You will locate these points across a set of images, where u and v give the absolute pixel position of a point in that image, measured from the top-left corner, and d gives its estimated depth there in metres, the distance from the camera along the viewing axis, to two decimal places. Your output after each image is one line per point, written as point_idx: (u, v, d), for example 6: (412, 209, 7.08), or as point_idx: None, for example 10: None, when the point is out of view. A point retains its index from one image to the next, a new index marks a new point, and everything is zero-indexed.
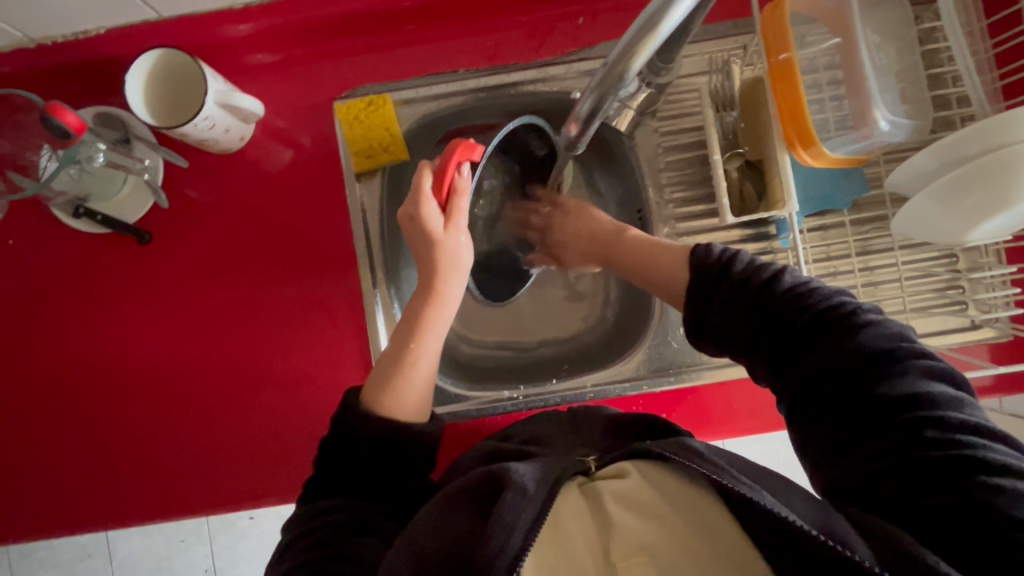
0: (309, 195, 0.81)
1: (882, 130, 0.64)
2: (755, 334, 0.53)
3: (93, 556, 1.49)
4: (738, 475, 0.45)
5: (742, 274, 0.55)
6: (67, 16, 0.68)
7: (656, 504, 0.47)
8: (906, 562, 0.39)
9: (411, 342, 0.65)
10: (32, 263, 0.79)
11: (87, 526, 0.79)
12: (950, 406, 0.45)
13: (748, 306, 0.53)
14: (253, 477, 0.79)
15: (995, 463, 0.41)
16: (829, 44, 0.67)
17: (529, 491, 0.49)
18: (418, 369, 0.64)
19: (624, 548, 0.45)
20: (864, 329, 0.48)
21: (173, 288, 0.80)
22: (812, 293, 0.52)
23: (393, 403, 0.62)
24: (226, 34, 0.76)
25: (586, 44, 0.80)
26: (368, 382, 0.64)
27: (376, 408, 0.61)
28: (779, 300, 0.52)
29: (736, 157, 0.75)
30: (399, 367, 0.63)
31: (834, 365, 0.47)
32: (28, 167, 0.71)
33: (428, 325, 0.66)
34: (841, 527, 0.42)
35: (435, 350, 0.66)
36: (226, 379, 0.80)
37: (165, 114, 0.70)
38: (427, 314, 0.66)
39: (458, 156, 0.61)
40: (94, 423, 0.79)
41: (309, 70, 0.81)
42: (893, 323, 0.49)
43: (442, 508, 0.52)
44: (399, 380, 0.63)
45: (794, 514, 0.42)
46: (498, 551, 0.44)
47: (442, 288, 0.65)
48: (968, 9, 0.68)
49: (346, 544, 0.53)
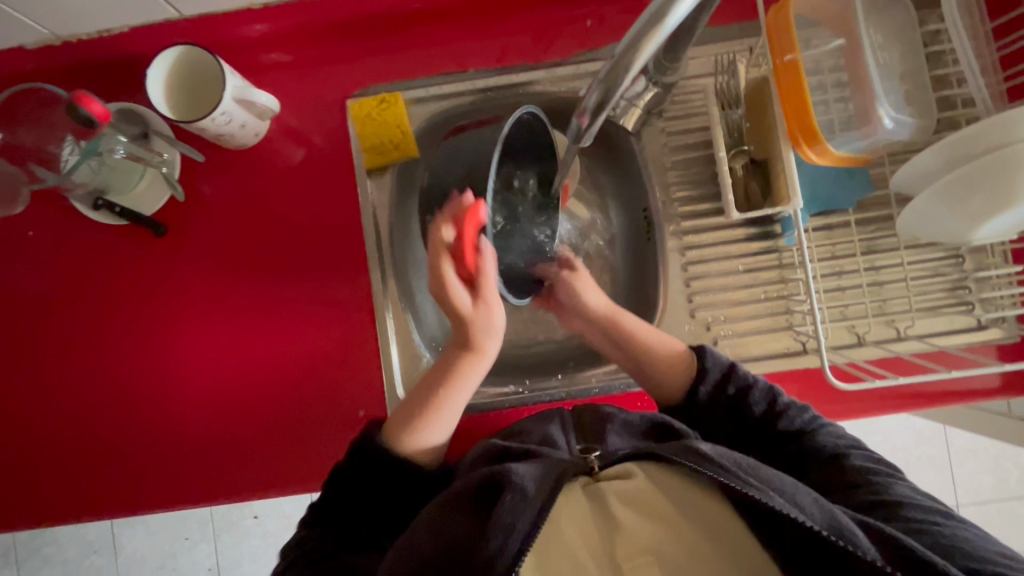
0: (319, 191, 0.83)
1: (886, 128, 0.66)
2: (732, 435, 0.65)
3: (99, 552, 1.50)
4: (747, 477, 0.47)
5: (721, 388, 0.66)
6: (93, 14, 0.71)
7: (660, 504, 0.49)
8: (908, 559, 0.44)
9: (442, 386, 0.68)
10: (51, 254, 0.81)
11: (95, 514, 0.80)
12: (901, 479, 0.55)
13: (724, 414, 0.66)
14: (261, 468, 0.80)
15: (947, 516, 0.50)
16: (833, 45, 0.68)
17: (528, 492, 0.49)
18: (445, 414, 0.68)
19: (630, 547, 0.47)
20: (818, 434, 0.61)
21: (186, 280, 0.82)
22: (776, 404, 0.64)
23: (415, 440, 0.66)
24: (243, 34, 0.78)
25: (594, 46, 0.81)
26: (395, 414, 0.69)
27: (396, 442, 0.66)
28: (750, 408, 0.65)
29: (741, 155, 0.76)
30: (428, 408, 0.67)
31: (798, 458, 0.60)
32: (51, 160, 0.74)
33: (465, 373, 0.69)
34: (849, 526, 0.45)
35: (463, 399, 0.70)
36: (236, 371, 0.81)
37: (183, 110, 0.73)
38: (460, 367, 0.69)
39: (474, 226, 0.63)
40: (105, 413, 0.81)
41: (323, 69, 0.83)
42: (837, 427, 0.62)
43: (444, 513, 0.53)
44: (425, 420, 0.67)
45: (806, 517, 0.44)
46: (498, 550, 0.47)
47: (481, 345, 0.68)
48: (972, 12, 0.69)
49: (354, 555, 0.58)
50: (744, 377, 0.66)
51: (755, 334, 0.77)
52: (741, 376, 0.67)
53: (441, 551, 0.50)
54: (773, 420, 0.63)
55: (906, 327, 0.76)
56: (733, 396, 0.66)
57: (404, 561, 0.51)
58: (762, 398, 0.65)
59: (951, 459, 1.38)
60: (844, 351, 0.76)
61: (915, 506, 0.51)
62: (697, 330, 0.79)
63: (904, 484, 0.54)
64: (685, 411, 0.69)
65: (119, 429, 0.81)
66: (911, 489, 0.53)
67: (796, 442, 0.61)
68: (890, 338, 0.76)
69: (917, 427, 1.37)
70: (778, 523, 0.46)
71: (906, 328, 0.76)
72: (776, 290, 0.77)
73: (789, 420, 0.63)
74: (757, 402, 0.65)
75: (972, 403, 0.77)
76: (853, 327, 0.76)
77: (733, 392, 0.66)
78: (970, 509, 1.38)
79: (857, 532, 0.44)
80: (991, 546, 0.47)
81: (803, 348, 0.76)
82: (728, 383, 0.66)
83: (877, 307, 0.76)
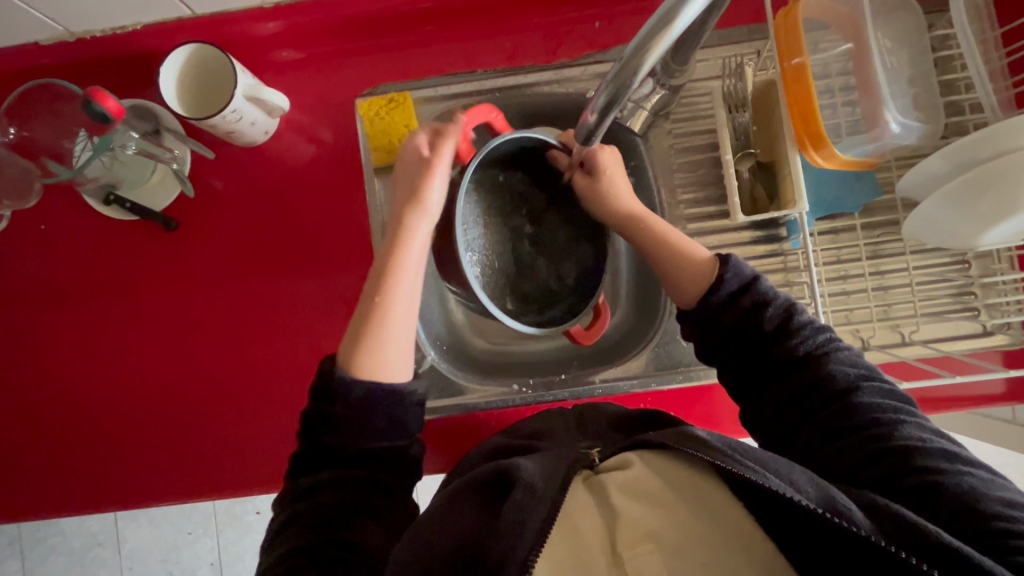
0: (327, 188, 0.83)
1: (893, 132, 0.65)
2: (739, 351, 0.61)
3: (103, 544, 1.51)
4: (742, 458, 0.47)
5: (735, 301, 0.60)
6: (107, 11, 0.72)
7: (661, 491, 0.49)
8: (903, 530, 0.44)
9: (379, 296, 0.62)
10: (64, 248, 0.82)
11: (102, 506, 0.80)
12: (912, 418, 0.53)
13: (734, 328, 0.60)
14: (266, 461, 0.81)
15: (950, 456, 0.50)
16: (840, 49, 0.68)
17: (539, 488, 0.51)
18: (392, 321, 0.61)
19: (629, 537, 0.47)
20: (831, 358, 0.57)
21: (195, 276, 0.82)
22: (793, 321, 0.59)
23: (372, 362, 0.60)
24: (255, 32, 0.79)
25: (602, 47, 0.82)
26: (341, 346, 0.62)
27: (354, 371, 0.59)
28: (764, 323, 0.59)
29: (747, 158, 0.74)
30: (369, 323, 0.61)
31: (809, 383, 0.56)
32: (65, 154, 0.76)
33: (402, 259, 0.64)
34: (843, 504, 0.45)
35: (408, 299, 0.63)
36: (244, 365, 0.82)
37: (195, 107, 0.73)
38: (392, 268, 0.63)
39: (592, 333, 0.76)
40: (114, 404, 0.82)
41: (333, 67, 0.84)
42: (852, 351, 0.58)
43: (450, 513, 0.54)
44: (372, 337, 0.60)
45: (801, 495, 0.45)
46: (509, 555, 0.46)
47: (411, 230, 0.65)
48: (981, 17, 0.69)
49: (346, 531, 0.54)
50: (765, 291, 0.60)
51: None
52: (760, 290, 0.60)
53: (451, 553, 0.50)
54: (784, 339, 0.59)
55: (911, 332, 0.76)
56: (748, 309, 0.60)
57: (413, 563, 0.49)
58: (779, 313, 0.59)
59: None
60: None
61: (927, 452, 0.50)
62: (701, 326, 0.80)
63: (915, 425, 0.52)
64: (690, 322, 0.63)
65: (129, 420, 0.82)
66: (922, 430, 0.52)
67: (806, 367, 0.57)
68: (894, 343, 0.76)
69: None
70: (771, 502, 0.46)
71: (912, 332, 0.76)
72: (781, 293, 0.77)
73: (802, 341, 0.58)
74: (772, 317, 0.59)
75: (975, 409, 0.77)
76: (858, 330, 0.76)
77: (749, 305, 0.60)
78: None
79: (850, 508, 0.45)
80: (998, 494, 0.47)
81: None
82: (743, 296, 0.60)
83: (882, 312, 0.76)
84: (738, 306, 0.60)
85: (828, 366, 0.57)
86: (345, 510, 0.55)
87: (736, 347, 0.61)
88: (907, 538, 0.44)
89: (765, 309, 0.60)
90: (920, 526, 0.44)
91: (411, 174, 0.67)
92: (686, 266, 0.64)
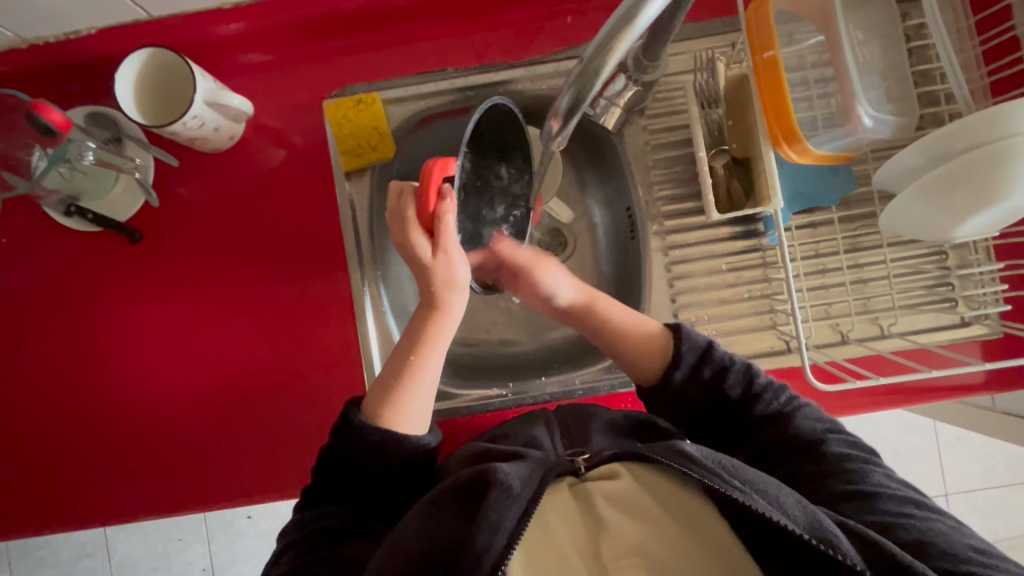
0: (299, 193, 0.81)
1: (866, 127, 0.65)
2: (710, 420, 0.64)
3: (92, 555, 1.50)
4: (731, 478, 0.47)
5: (703, 376, 0.64)
6: (58, 16, 0.69)
7: (648, 505, 0.50)
8: (887, 561, 0.44)
9: (413, 355, 0.64)
10: (26, 262, 0.80)
11: (81, 522, 0.80)
12: (869, 466, 0.54)
13: (701, 399, 0.64)
14: (246, 471, 0.80)
15: (917, 503, 0.50)
16: (814, 42, 0.67)
17: (514, 490, 0.50)
18: (424, 377, 0.63)
19: (615, 550, 0.47)
20: (796, 417, 0.60)
21: (164, 287, 0.81)
22: (757, 388, 0.62)
23: (397, 411, 0.61)
24: (216, 34, 0.77)
25: (574, 42, 0.80)
26: (370, 398, 0.62)
27: (377, 418, 0.60)
28: (728, 392, 0.63)
29: (721, 154, 0.74)
30: (400, 380, 0.62)
31: (778, 443, 0.59)
32: (20, 166, 0.72)
33: (438, 328, 0.64)
34: (831, 529, 0.46)
35: (437, 364, 0.65)
36: (217, 375, 0.80)
37: (153, 114, 0.71)
38: (429, 330, 0.64)
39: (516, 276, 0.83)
40: (87, 419, 0.80)
41: (299, 68, 0.81)
42: (820, 411, 0.61)
43: (427, 514, 0.52)
44: (402, 391, 0.62)
45: (789, 520, 0.45)
46: (484, 549, 0.46)
47: (446, 302, 0.64)
48: (955, 5, 0.68)
49: (340, 548, 0.55)
50: (722, 357, 0.64)
51: (738, 333, 0.77)
52: (717, 356, 0.64)
53: (428, 550, 0.49)
54: (749, 402, 0.62)
55: (890, 324, 0.76)
56: (708, 380, 0.64)
57: (394, 560, 0.50)
58: (738, 381, 0.63)
59: (940, 445, 1.42)
60: (827, 349, 0.76)
61: (892, 497, 0.50)
62: None
63: (881, 473, 0.54)
64: (654, 396, 0.67)
65: (103, 435, 0.80)
66: (888, 478, 0.53)
67: (775, 427, 0.60)
68: (873, 336, 0.76)
69: (903, 417, 1.41)
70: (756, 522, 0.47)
71: (890, 325, 0.76)
72: (759, 289, 0.77)
73: (765, 403, 0.61)
74: (732, 385, 0.63)
75: (957, 398, 0.77)
76: (836, 325, 0.76)
77: (706, 376, 0.64)
78: (959, 497, 1.43)
79: (838, 536, 0.44)
80: (966, 541, 0.47)
81: (787, 347, 0.77)
82: (703, 366, 0.64)
83: (861, 305, 0.76)
84: (700, 377, 0.64)
85: (794, 424, 0.59)
86: (340, 532, 0.57)
87: (703, 417, 0.65)
88: (887, 569, 0.44)
89: (727, 378, 0.63)
90: (898, 557, 0.44)
91: (427, 258, 0.61)
92: (653, 352, 0.67)
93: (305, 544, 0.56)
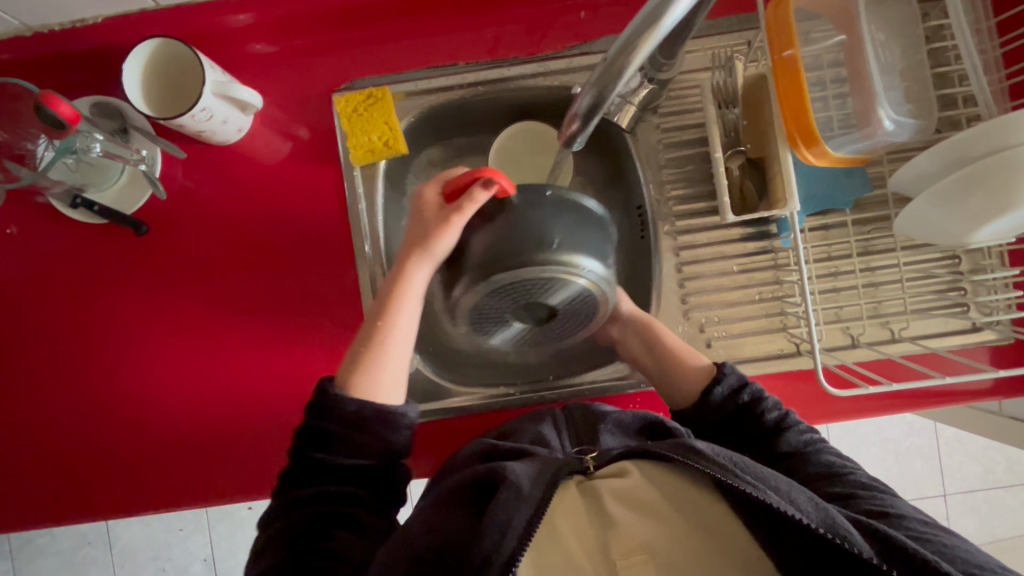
0: (305, 187, 0.80)
1: (887, 130, 0.64)
2: (730, 442, 0.66)
3: (93, 543, 1.50)
4: (743, 474, 0.48)
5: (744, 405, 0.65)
6: (65, 5, 0.68)
7: (657, 504, 0.50)
8: (897, 553, 0.45)
9: (380, 321, 0.66)
10: (29, 252, 0.79)
11: (83, 516, 0.79)
12: (880, 492, 0.54)
13: (725, 422, 0.66)
14: (249, 467, 0.79)
15: (920, 519, 0.51)
16: (834, 41, 0.66)
17: (525, 490, 0.49)
18: (390, 348, 0.65)
19: (624, 547, 0.47)
20: (812, 457, 0.60)
21: (166, 282, 0.80)
22: (792, 428, 0.63)
23: (368, 381, 0.63)
24: (225, 24, 0.76)
25: (587, 38, 0.79)
26: (342, 364, 0.66)
27: (349, 387, 0.62)
28: (754, 417, 0.65)
29: (737, 156, 0.74)
30: (369, 349, 0.65)
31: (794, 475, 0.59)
32: (26, 155, 0.72)
33: (403, 294, 0.66)
34: (843, 522, 0.46)
35: (411, 323, 0.67)
36: (220, 371, 0.80)
37: (161, 105, 0.70)
38: (392, 300, 0.66)
39: None
40: (91, 413, 0.80)
41: (307, 59, 0.80)
42: (834, 451, 0.61)
43: (434, 513, 0.53)
44: (373, 359, 0.64)
45: (800, 512, 0.46)
46: (492, 551, 0.46)
47: (411, 266, 0.65)
48: (976, 7, 0.67)
49: (329, 540, 0.56)
50: (754, 394, 0.66)
51: (748, 335, 0.77)
52: (755, 391, 0.66)
53: (438, 549, 0.49)
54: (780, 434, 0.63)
55: (901, 329, 0.75)
56: (746, 403, 0.66)
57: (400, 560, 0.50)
58: (774, 409, 0.65)
59: (940, 447, 1.42)
60: (837, 353, 0.76)
61: (908, 517, 0.51)
62: (691, 331, 0.78)
63: (888, 497, 0.54)
64: (685, 416, 0.69)
65: (106, 428, 0.80)
66: (896, 503, 0.53)
67: (792, 460, 0.61)
68: (883, 340, 0.76)
69: (905, 419, 1.41)
70: (774, 519, 0.46)
71: (901, 329, 0.76)
72: (770, 290, 0.77)
73: (794, 435, 0.62)
74: (768, 410, 0.65)
75: (965, 404, 0.77)
76: (848, 328, 0.76)
77: (744, 401, 0.66)
78: (957, 498, 1.44)
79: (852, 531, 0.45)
80: (978, 552, 0.48)
81: (797, 350, 0.76)
82: (740, 393, 0.66)
83: (872, 309, 0.76)
84: (737, 399, 0.66)
85: (815, 458, 0.60)
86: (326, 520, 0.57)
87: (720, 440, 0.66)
88: (899, 561, 0.44)
89: (765, 413, 0.65)
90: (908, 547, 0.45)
91: (427, 224, 0.63)
92: (689, 367, 0.71)
93: (288, 534, 0.56)
